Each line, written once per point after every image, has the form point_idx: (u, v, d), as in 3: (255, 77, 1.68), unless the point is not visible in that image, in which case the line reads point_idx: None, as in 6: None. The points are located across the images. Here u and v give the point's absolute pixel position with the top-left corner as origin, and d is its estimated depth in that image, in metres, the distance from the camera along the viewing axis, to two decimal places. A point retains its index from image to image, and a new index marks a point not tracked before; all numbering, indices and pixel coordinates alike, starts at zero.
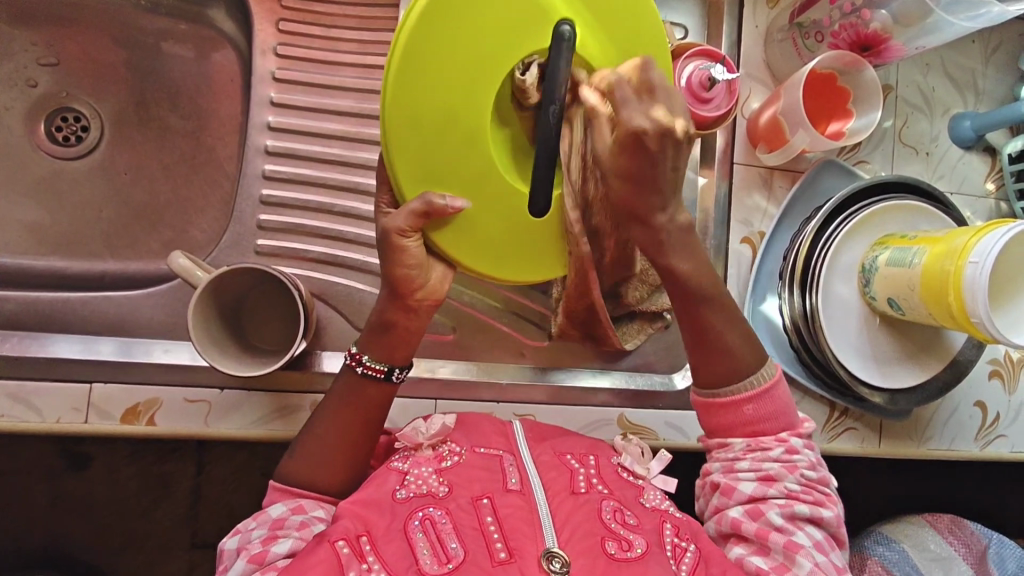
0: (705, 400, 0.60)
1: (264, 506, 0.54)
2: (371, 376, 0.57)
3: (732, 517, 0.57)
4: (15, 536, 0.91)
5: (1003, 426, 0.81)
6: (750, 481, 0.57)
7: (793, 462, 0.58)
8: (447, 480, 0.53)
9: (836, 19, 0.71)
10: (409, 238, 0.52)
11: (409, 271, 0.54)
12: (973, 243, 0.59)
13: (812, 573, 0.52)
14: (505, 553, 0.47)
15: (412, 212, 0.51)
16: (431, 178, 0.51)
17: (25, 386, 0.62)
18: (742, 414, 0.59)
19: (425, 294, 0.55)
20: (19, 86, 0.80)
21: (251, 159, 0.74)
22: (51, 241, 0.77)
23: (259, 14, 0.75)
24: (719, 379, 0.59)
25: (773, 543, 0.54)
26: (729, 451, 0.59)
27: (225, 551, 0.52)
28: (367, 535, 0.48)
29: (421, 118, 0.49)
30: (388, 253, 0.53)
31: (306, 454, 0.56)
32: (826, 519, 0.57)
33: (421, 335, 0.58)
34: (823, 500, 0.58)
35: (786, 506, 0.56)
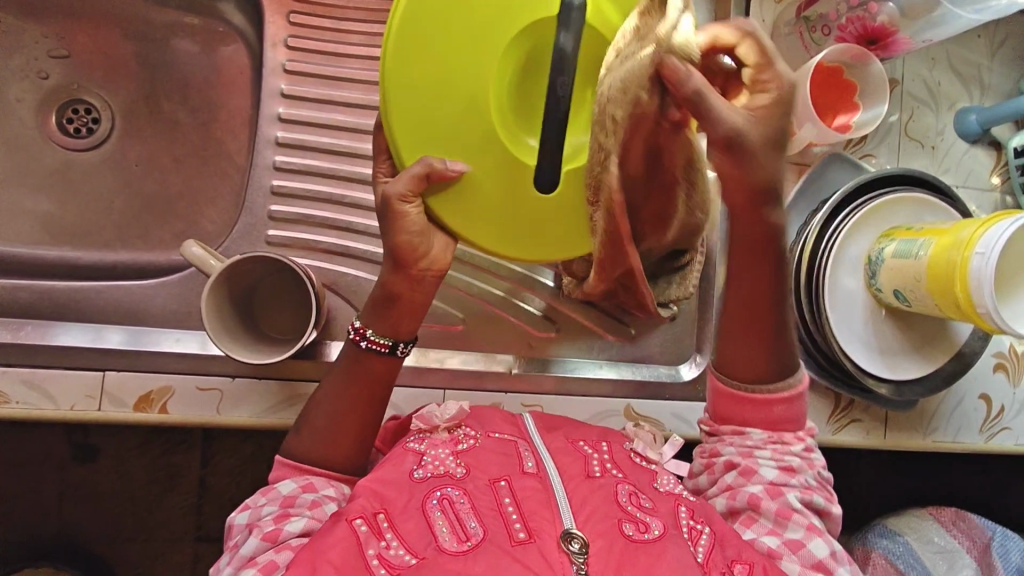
0: (737, 393, 0.60)
1: (272, 482, 0.56)
2: (374, 350, 0.57)
3: (750, 494, 0.57)
4: (24, 526, 0.92)
5: (1008, 419, 0.81)
6: (770, 468, 0.58)
7: (810, 458, 0.60)
8: (464, 462, 0.53)
9: (843, 13, 0.72)
10: (410, 204, 0.53)
11: (409, 240, 0.55)
12: (979, 235, 0.60)
13: (829, 557, 0.53)
14: (523, 532, 0.47)
15: (414, 177, 0.51)
16: (431, 143, 0.52)
17: (39, 373, 0.63)
18: (772, 411, 0.59)
19: (429, 265, 0.56)
20: (31, 78, 0.80)
21: (261, 150, 0.74)
22: (62, 232, 0.78)
23: (270, 7, 0.76)
24: (752, 374, 0.59)
25: (795, 521, 0.55)
26: (747, 439, 0.59)
27: (236, 526, 0.52)
28: (385, 512, 0.50)
29: (420, 84, 0.50)
30: (389, 221, 0.54)
31: (316, 432, 0.57)
32: (833, 514, 0.58)
33: (424, 307, 0.58)
34: (831, 497, 0.60)
35: (805, 494, 0.57)
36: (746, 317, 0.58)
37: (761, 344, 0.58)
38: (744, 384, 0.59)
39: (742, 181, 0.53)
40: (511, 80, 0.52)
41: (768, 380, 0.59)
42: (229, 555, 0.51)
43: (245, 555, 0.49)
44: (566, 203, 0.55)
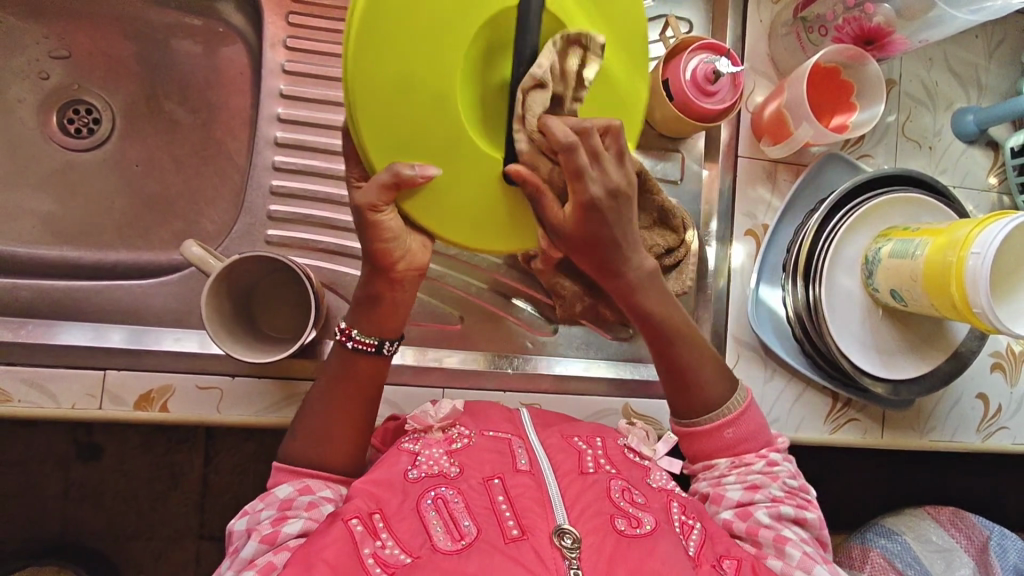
0: (688, 430, 0.62)
1: (271, 488, 0.55)
2: (361, 350, 0.58)
3: (723, 520, 0.58)
4: (26, 525, 0.92)
5: (1005, 418, 0.81)
6: (737, 489, 0.58)
7: (774, 471, 0.60)
8: (457, 461, 0.54)
9: (840, 13, 0.72)
10: (383, 212, 0.50)
11: (386, 244, 0.53)
12: (975, 234, 0.60)
13: (802, 562, 0.53)
14: (516, 530, 0.48)
15: (382, 185, 0.48)
16: (400, 147, 0.49)
17: (41, 372, 0.63)
18: (723, 437, 0.61)
19: (407, 265, 0.55)
20: (32, 79, 0.81)
21: (261, 151, 0.75)
22: (64, 232, 0.79)
23: (269, 8, 0.76)
24: (696, 410, 0.62)
25: (762, 539, 0.55)
26: (714, 470, 0.60)
27: (236, 532, 0.53)
28: (380, 512, 0.50)
29: (383, 83, 0.47)
30: (364, 230, 0.52)
31: (312, 436, 0.57)
32: (811, 521, 0.58)
33: (410, 301, 0.59)
34: (806, 503, 0.59)
35: (773, 507, 0.57)
36: (669, 358, 0.62)
37: (691, 387, 0.62)
38: (691, 419, 0.62)
39: (569, 240, 0.52)
40: (473, 69, 0.49)
41: (710, 410, 0.61)
42: (228, 560, 0.51)
43: (244, 557, 0.49)
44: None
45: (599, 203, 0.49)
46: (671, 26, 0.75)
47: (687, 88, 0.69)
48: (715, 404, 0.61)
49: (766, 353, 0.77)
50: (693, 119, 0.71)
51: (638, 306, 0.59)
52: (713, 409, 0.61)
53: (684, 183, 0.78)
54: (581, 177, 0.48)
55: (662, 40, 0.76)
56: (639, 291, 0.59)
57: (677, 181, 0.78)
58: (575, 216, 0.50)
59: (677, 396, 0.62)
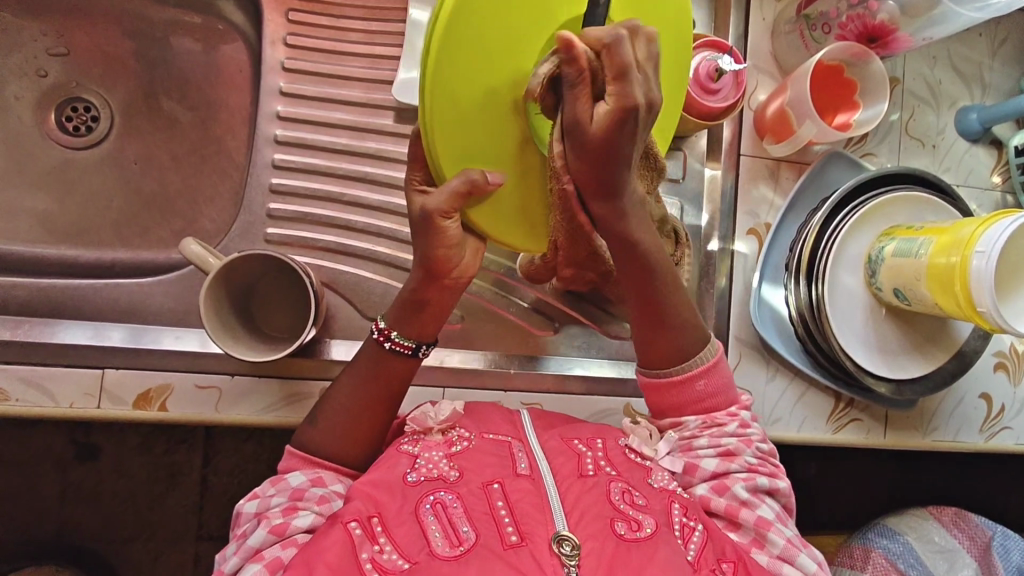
0: (657, 382, 0.62)
1: (282, 472, 0.56)
2: (398, 351, 0.58)
3: (700, 497, 0.58)
4: (24, 525, 0.92)
5: (1008, 418, 0.81)
6: (711, 458, 0.59)
7: (746, 435, 0.61)
8: (457, 465, 0.53)
9: (843, 11, 0.71)
10: (449, 219, 0.51)
11: (444, 252, 0.53)
12: (979, 234, 0.59)
13: (784, 548, 0.55)
14: (516, 536, 0.47)
15: (453, 194, 0.49)
16: (470, 156, 0.49)
17: (38, 371, 0.63)
18: (695, 390, 0.61)
19: (459, 273, 0.55)
20: (30, 77, 0.80)
21: (260, 149, 0.74)
22: (62, 230, 0.78)
23: (269, 5, 0.75)
24: (670, 358, 0.61)
25: (744, 519, 0.56)
26: (684, 428, 0.61)
27: (243, 515, 0.53)
28: (379, 516, 0.49)
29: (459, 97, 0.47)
30: (426, 234, 0.52)
31: (332, 427, 0.57)
32: (781, 489, 0.60)
33: (450, 311, 0.58)
34: (775, 471, 0.61)
35: (748, 480, 0.58)
36: (652, 308, 0.60)
37: (666, 329, 0.61)
38: (665, 371, 0.61)
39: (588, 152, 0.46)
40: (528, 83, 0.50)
41: (686, 359, 0.61)
42: (235, 544, 0.51)
43: (250, 546, 0.49)
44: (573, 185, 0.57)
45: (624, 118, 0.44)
46: None
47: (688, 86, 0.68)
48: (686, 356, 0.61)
49: (767, 354, 0.77)
50: (697, 117, 0.70)
51: (626, 235, 0.55)
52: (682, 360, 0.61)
53: (686, 183, 0.77)
54: (621, 78, 0.43)
55: None
56: (630, 218, 0.54)
57: (678, 180, 0.77)
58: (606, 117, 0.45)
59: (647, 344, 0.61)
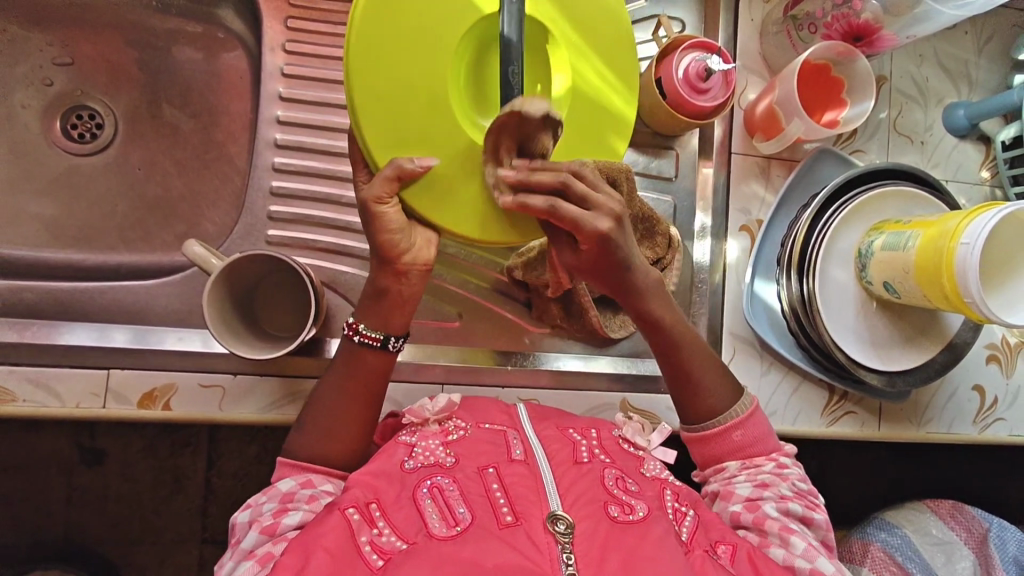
0: (700, 435, 0.63)
1: (275, 481, 0.56)
2: (368, 343, 0.58)
3: (731, 513, 0.58)
4: (31, 528, 0.93)
5: (1001, 410, 0.82)
6: (746, 486, 0.59)
7: (783, 473, 0.61)
8: (454, 452, 0.55)
9: (829, 11, 0.73)
10: (387, 205, 0.52)
11: (390, 237, 0.55)
12: (964, 225, 0.61)
13: (807, 551, 0.53)
14: (510, 516, 0.48)
15: (387, 179, 0.51)
16: (402, 144, 0.51)
17: (46, 372, 0.64)
18: (732, 440, 0.62)
19: (412, 259, 0.56)
20: (36, 86, 0.82)
21: (260, 152, 0.76)
22: (66, 235, 0.80)
23: (268, 12, 0.77)
24: (701, 414, 0.63)
25: (769, 527, 0.55)
26: (725, 472, 0.62)
27: (237, 524, 0.54)
28: (377, 502, 0.51)
29: (380, 93, 0.50)
30: (367, 221, 0.54)
31: (321, 433, 0.58)
32: (818, 521, 0.58)
33: (415, 299, 0.59)
34: (815, 506, 0.60)
35: (780, 502, 0.57)
36: (675, 365, 0.63)
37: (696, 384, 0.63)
38: (701, 425, 0.63)
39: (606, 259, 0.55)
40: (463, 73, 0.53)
41: (720, 413, 0.62)
42: (229, 552, 0.52)
43: (244, 548, 0.51)
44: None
45: (610, 234, 0.52)
46: (662, 26, 0.75)
47: (678, 85, 0.70)
48: (723, 406, 0.63)
49: (761, 348, 0.78)
50: (685, 116, 0.72)
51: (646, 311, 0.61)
52: (718, 414, 0.62)
53: (679, 180, 0.79)
54: (587, 202, 0.51)
55: (654, 40, 0.76)
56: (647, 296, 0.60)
57: (672, 177, 0.79)
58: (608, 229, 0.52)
59: (683, 405, 0.64)
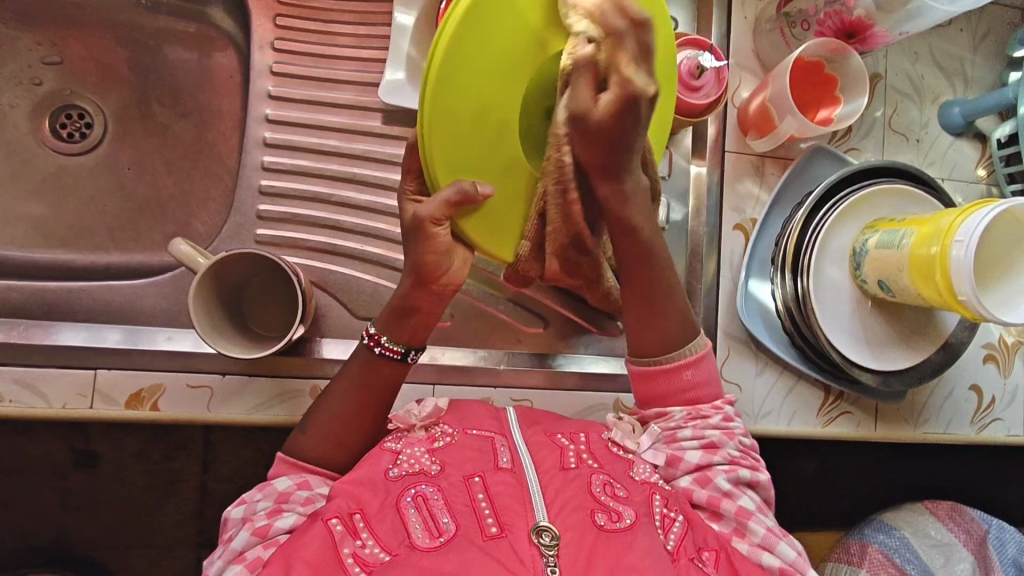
0: (646, 369, 0.61)
1: (271, 478, 0.56)
2: (387, 356, 0.58)
3: (683, 488, 0.58)
4: (22, 531, 0.93)
5: (999, 410, 0.81)
6: (694, 450, 0.58)
7: (730, 429, 0.60)
8: (438, 459, 0.54)
9: (821, 8, 0.73)
10: (440, 226, 0.53)
11: (434, 257, 0.55)
12: (958, 223, 0.60)
13: (766, 536, 0.55)
14: (495, 527, 0.48)
15: (447, 202, 0.50)
16: (467, 167, 0.50)
17: (32, 372, 0.63)
18: (683, 379, 0.60)
19: (447, 282, 0.56)
20: (25, 85, 0.82)
21: (251, 151, 0.75)
22: (56, 235, 0.79)
23: (258, 10, 0.77)
24: (653, 345, 0.60)
25: (725, 510, 0.56)
26: (669, 420, 0.60)
27: (230, 519, 0.53)
28: (361, 512, 0.50)
29: (461, 117, 0.48)
30: (416, 238, 0.54)
31: (322, 434, 0.57)
32: (763, 482, 0.60)
33: (437, 317, 0.59)
34: (758, 464, 0.61)
35: (730, 471, 0.58)
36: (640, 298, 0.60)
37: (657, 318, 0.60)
38: (652, 358, 0.60)
39: (592, 141, 0.51)
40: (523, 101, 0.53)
41: (675, 349, 0.60)
42: (219, 548, 0.52)
43: (234, 548, 0.50)
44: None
45: (595, 112, 0.49)
46: None
47: None
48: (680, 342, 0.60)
49: (756, 347, 0.78)
50: (680, 115, 0.71)
51: (626, 220, 0.56)
52: (670, 351, 0.60)
53: (672, 180, 0.78)
54: (590, 76, 0.49)
55: None
56: (630, 202, 0.56)
57: (664, 177, 0.78)
58: (612, 107, 0.48)
59: (635, 332, 0.61)
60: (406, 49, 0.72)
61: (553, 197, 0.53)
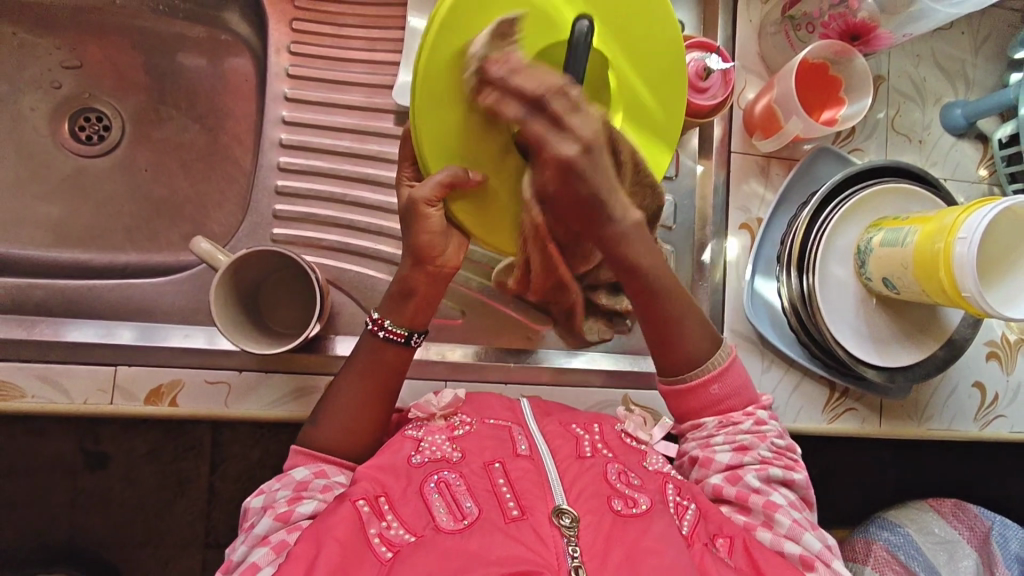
0: (676, 390, 0.63)
1: (287, 470, 0.57)
2: (392, 339, 0.60)
3: (713, 485, 0.60)
4: (36, 528, 0.94)
5: (1002, 406, 0.83)
6: (726, 452, 0.60)
7: (762, 431, 0.61)
8: (459, 447, 0.56)
9: (825, 11, 0.74)
10: (433, 207, 0.54)
11: (428, 239, 0.57)
12: (961, 220, 0.61)
13: (791, 528, 0.55)
14: (517, 510, 0.49)
15: (437, 184, 0.52)
16: (463, 152, 0.51)
17: (54, 368, 0.65)
18: (710, 394, 0.62)
19: (442, 263, 0.59)
20: (45, 89, 0.83)
21: (266, 152, 0.77)
22: (74, 236, 0.81)
23: (274, 15, 0.78)
24: (679, 365, 0.62)
25: (753, 504, 0.57)
26: (702, 430, 0.62)
27: (251, 509, 0.55)
28: (385, 496, 0.51)
29: (457, 102, 0.49)
30: (411, 219, 0.56)
31: (335, 423, 0.59)
32: (797, 482, 0.60)
33: (438, 299, 0.61)
34: (793, 465, 0.61)
35: (761, 470, 0.59)
36: (656, 324, 0.62)
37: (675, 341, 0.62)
38: (681, 378, 0.62)
39: (564, 205, 0.51)
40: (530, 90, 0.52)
41: (698, 365, 0.62)
42: (242, 536, 0.53)
43: (257, 534, 0.51)
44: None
45: (574, 162, 0.48)
46: None
47: None
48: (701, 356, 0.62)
49: (762, 345, 0.79)
50: (689, 116, 0.72)
51: (627, 258, 0.57)
52: (693, 367, 0.62)
53: (679, 180, 0.80)
54: (560, 125, 0.47)
55: None
56: (627, 242, 0.57)
57: (671, 177, 0.79)
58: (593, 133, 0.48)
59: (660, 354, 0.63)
60: (419, 51, 0.74)
61: (533, 249, 0.56)
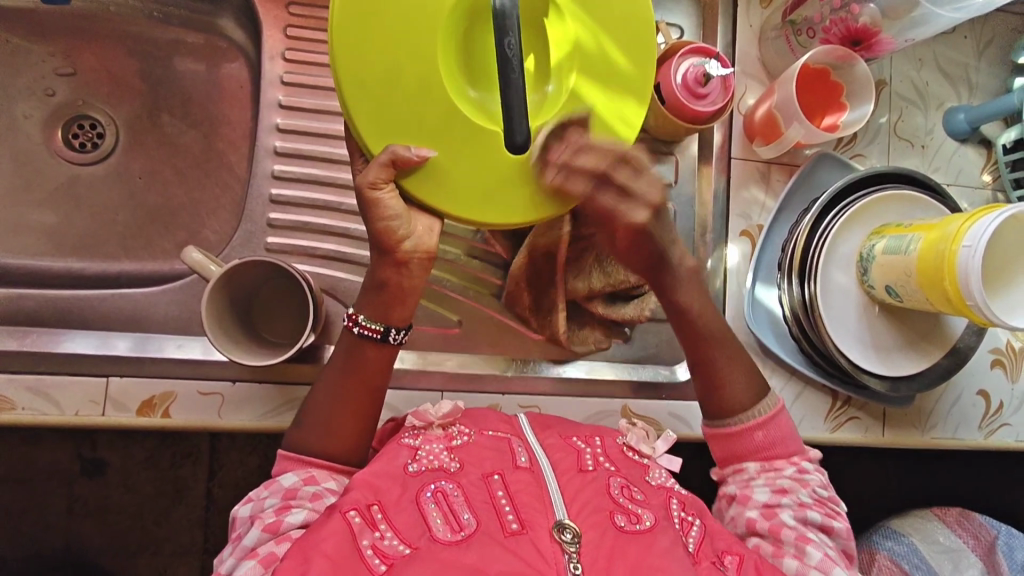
0: (718, 431, 0.64)
1: (275, 476, 0.56)
2: (368, 336, 0.58)
3: (747, 519, 0.59)
4: (32, 538, 0.93)
5: (1007, 415, 0.81)
6: (764, 492, 0.60)
7: (805, 479, 0.60)
8: (457, 457, 0.55)
9: (826, 15, 0.72)
10: (383, 191, 0.51)
11: (389, 224, 0.54)
12: (966, 227, 0.60)
13: (823, 562, 0.54)
14: (516, 523, 0.48)
15: (381, 166, 0.49)
16: (399, 129, 0.49)
17: (45, 380, 0.64)
18: (753, 440, 0.62)
19: (412, 247, 0.56)
20: (39, 96, 0.83)
21: (261, 159, 0.76)
22: (69, 244, 0.80)
23: (268, 21, 0.77)
24: (724, 410, 0.64)
25: (785, 537, 0.56)
26: (745, 473, 0.62)
27: (239, 518, 0.54)
28: (378, 504, 0.50)
29: (371, 81, 0.48)
30: (364, 205, 0.53)
31: (324, 428, 0.58)
32: (837, 531, 0.58)
33: (416, 290, 0.59)
34: (835, 514, 0.60)
35: (798, 511, 0.58)
36: (705, 364, 0.65)
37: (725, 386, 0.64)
38: (723, 420, 0.64)
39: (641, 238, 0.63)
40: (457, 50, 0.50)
41: (742, 411, 0.63)
42: (230, 547, 0.52)
43: (245, 546, 0.50)
44: (546, 166, 0.50)
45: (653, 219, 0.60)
46: (661, 31, 0.76)
47: (677, 91, 0.69)
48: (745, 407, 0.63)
49: (762, 353, 0.78)
50: (688, 123, 0.72)
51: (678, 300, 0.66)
52: (742, 411, 0.63)
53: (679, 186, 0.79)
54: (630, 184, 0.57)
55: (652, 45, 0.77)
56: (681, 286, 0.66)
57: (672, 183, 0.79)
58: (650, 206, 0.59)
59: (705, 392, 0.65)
60: None
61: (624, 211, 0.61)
